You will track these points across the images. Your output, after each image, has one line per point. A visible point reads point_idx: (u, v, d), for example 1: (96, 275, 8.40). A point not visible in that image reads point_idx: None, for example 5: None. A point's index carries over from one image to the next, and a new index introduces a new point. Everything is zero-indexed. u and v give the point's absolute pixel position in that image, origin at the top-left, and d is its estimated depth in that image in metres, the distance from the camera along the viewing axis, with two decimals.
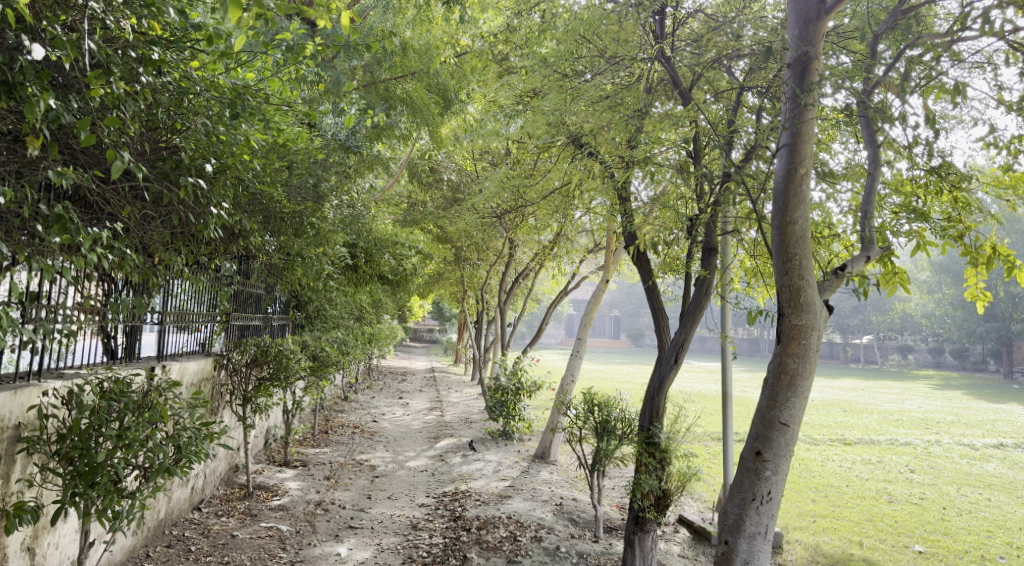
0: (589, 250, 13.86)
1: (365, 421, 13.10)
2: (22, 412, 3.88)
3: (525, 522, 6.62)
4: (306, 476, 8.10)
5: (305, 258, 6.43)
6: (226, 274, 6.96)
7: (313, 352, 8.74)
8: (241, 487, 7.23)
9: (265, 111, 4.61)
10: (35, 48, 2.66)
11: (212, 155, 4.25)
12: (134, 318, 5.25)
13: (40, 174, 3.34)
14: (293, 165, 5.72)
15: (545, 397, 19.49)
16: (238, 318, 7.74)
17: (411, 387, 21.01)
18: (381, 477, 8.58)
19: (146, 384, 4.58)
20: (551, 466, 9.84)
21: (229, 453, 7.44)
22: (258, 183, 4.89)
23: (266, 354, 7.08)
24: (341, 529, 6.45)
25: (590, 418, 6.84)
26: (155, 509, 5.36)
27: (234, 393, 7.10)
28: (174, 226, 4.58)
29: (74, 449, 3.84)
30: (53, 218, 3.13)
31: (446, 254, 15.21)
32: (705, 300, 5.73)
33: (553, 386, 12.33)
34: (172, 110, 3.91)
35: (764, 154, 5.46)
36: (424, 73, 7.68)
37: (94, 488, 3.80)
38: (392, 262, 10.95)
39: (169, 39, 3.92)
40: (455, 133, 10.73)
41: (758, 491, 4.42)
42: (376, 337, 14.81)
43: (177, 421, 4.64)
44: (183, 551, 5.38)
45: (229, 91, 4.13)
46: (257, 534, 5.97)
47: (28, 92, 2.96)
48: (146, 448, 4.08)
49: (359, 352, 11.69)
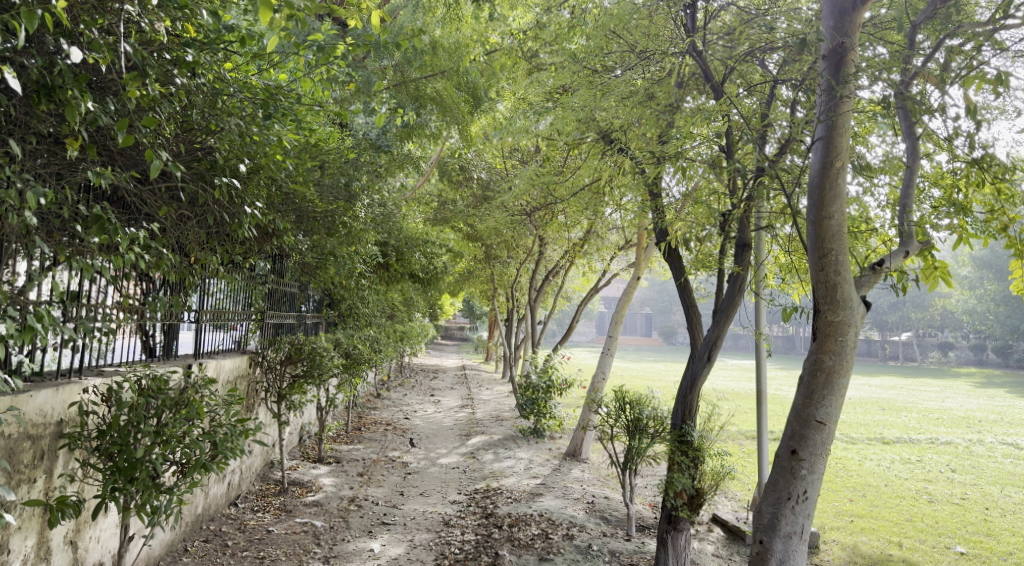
0: (620, 247, 13.72)
1: (397, 418, 13.20)
2: (63, 409, 3.98)
3: (556, 519, 6.60)
4: (340, 473, 8.17)
5: (338, 256, 6.40)
6: (262, 272, 7.03)
7: (346, 350, 8.76)
8: (276, 483, 7.33)
9: (296, 111, 4.69)
10: (72, 53, 2.79)
11: (246, 155, 4.36)
12: (171, 316, 5.32)
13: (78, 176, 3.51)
14: (325, 164, 5.71)
15: (577, 396, 19.39)
16: (272, 316, 7.82)
17: (443, 384, 21.19)
18: (413, 474, 8.64)
19: (184, 381, 4.63)
20: (583, 464, 9.78)
21: (264, 448, 7.56)
22: (291, 182, 4.94)
23: (300, 352, 7.17)
24: (374, 525, 6.50)
25: (622, 417, 6.76)
26: (192, 504, 5.45)
27: (269, 390, 7.19)
28: (210, 226, 4.65)
29: (113, 445, 3.92)
30: (92, 218, 3.35)
31: (477, 252, 15.30)
32: (739, 296, 5.61)
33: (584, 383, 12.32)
34: (207, 112, 4.04)
35: (798, 147, 5.36)
36: (454, 71, 7.77)
37: (134, 484, 3.88)
38: (423, 260, 11.00)
39: (204, 41, 4.02)
40: (485, 133, 10.74)
41: (794, 490, 4.36)
42: (408, 336, 14.92)
43: (214, 417, 4.68)
44: (220, 545, 5.47)
45: (262, 91, 4.33)
46: (292, 529, 6.04)
47: (67, 95, 3.21)
48: (183, 445, 4.13)
49: (390, 350, 11.67)
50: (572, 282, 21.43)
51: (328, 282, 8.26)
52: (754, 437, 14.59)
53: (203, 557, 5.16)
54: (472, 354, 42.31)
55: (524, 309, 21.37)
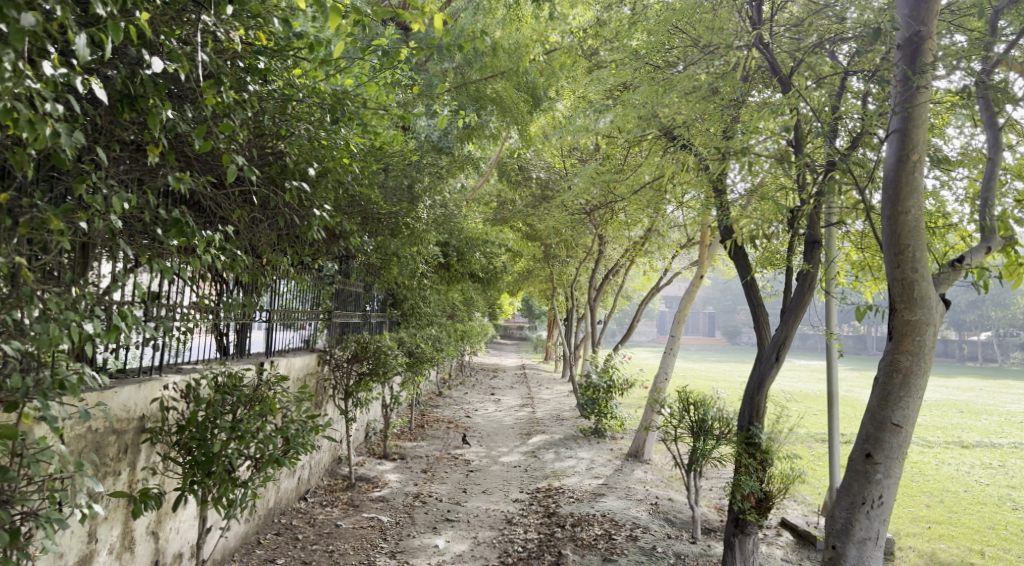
0: (682, 245, 13.51)
1: (459, 416, 13.37)
2: (145, 404, 4.16)
3: (620, 520, 6.58)
4: (404, 469, 8.32)
5: (401, 257, 6.50)
6: (328, 273, 7.21)
7: (409, 349, 8.90)
8: (344, 478, 7.51)
9: (362, 116, 4.79)
10: (153, 61, 3.06)
11: (314, 159, 4.49)
12: (244, 316, 5.51)
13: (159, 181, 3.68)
14: (390, 167, 5.82)
15: (637, 396, 19.22)
16: (339, 315, 8.01)
17: (504, 383, 21.37)
18: (476, 471, 8.72)
19: (257, 378, 4.77)
20: (646, 464, 9.68)
21: (331, 444, 7.76)
22: (357, 185, 5.06)
23: (366, 350, 7.28)
24: (438, 521, 6.59)
25: (686, 418, 6.68)
26: (266, 498, 5.63)
27: (337, 387, 7.38)
28: (281, 229, 4.78)
29: (192, 439, 4.04)
30: (171, 222, 3.60)
31: (535, 252, 15.38)
32: (808, 295, 5.48)
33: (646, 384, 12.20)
34: (277, 117, 4.17)
35: (871, 141, 5.19)
36: (514, 71, 7.91)
37: (211, 477, 4.01)
38: (483, 260, 11.19)
39: (274, 48, 4.15)
40: (544, 133, 10.79)
41: (869, 495, 4.22)
42: (469, 335, 15.10)
43: (286, 414, 4.82)
44: (291, 538, 5.64)
45: (329, 96, 4.44)
46: (359, 524, 6.18)
47: (149, 103, 3.40)
48: (258, 440, 4.28)
49: (452, 349, 11.81)
50: (634, 281, 21.20)
51: (391, 282, 8.41)
52: (822, 440, 14.15)
53: (276, 549, 5.34)
54: (531, 354, 42.38)
55: (582, 308, 21.27)
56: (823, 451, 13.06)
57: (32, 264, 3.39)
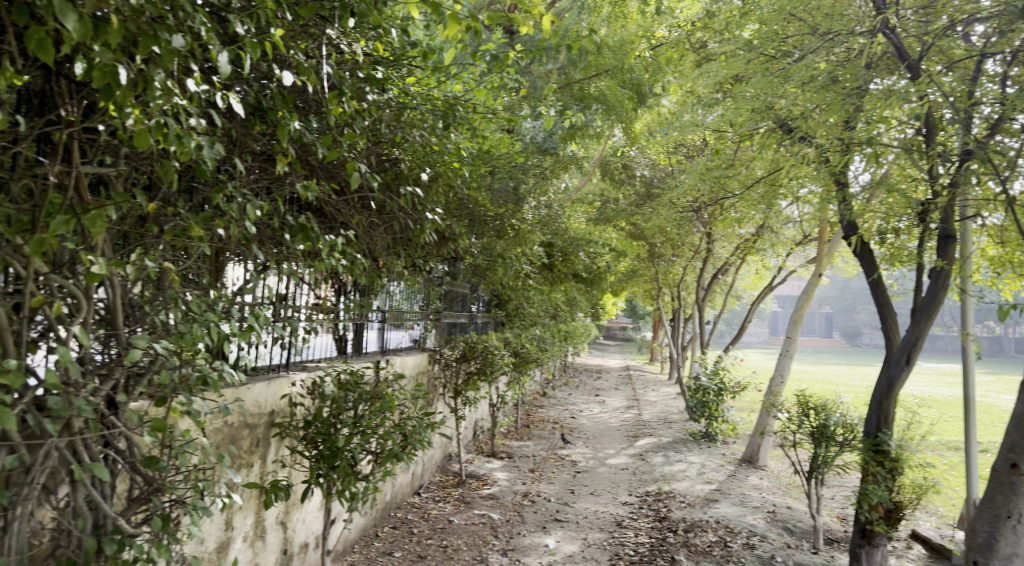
0: (798, 244, 12.83)
1: (564, 417, 13.45)
2: (275, 400, 4.38)
3: (735, 528, 6.42)
4: (513, 468, 8.40)
5: (507, 258, 6.55)
6: (438, 275, 7.40)
7: (515, 349, 8.92)
8: (456, 475, 7.68)
9: (472, 120, 4.91)
10: (284, 75, 3.18)
11: (427, 164, 4.65)
12: (361, 316, 5.74)
13: (287, 189, 3.90)
14: (498, 169, 5.92)
15: (747, 400, 18.64)
16: (446, 316, 8.12)
17: (607, 384, 21.39)
18: (583, 473, 8.69)
19: (376, 376, 4.96)
20: (761, 471, 9.32)
21: (443, 441, 7.96)
22: (467, 188, 5.18)
23: (473, 350, 7.42)
24: (548, 521, 6.60)
25: (806, 424, 6.40)
26: (384, 492, 5.83)
27: (447, 386, 7.58)
28: (395, 232, 4.96)
29: (318, 433, 4.26)
30: (299, 228, 3.96)
31: (639, 251, 15.30)
32: (941, 294, 5.19)
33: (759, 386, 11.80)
34: (393, 125, 4.35)
35: (1014, 126, 4.79)
36: (619, 69, 8.22)
37: (335, 470, 4.19)
38: (587, 259, 11.36)
39: (391, 58, 4.33)
40: (649, 130, 10.75)
41: (1015, 508, 3.89)
42: (573, 336, 15.21)
43: (403, 411, 4.98)
44: (407, 532, 5.81)
45: (441, 103, 4.58)
46: (471, 521, 6.27)
47: (278, 114, 3.64)
48: (378, 435, 4.47)
49: (556, 350, 11.83)
50: (743, 281, 20.47)
51: (495, 283, 8.53)
52: (954, 449, 13.14)
53: (393, 543, 5.52)
54: (635, 354, 42.24)
55: (689, 308, 20.79)
56: (956, 461, 12.12)
57: (175, 267, 3.71)
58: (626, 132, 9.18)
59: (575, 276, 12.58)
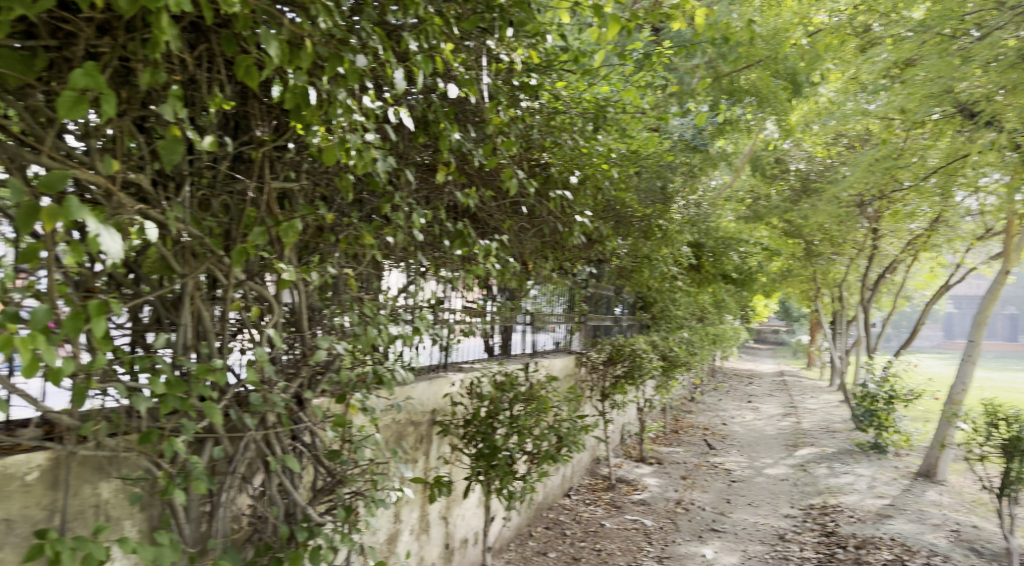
0: (979, 237, 12.04)
1: (716, 423, 13.22)
2: (436, 399, 4.58)
3: (913, 546, 6.03)
4: (663, 475, 8.29)
5: (653, 260, 6.44)
6: (582, 278, 7.44)
7: (664, 353, 8.98)
8: (605, 478, 7.68)
9: (621, 120, 5.03)
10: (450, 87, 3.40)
11: (577, 167, 4.76)
12: (509, 319, 5.87)
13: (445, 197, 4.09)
14: (645, 168, 5.99)
15: (919, 412, 17.50)
16: (591, 318, 8.15)
17: (761, 390, 21.08)
18: (738, 482, 8.39)
19: (529, 377, 5.05)
20: (941, 486, 8.63)
21: (590, 444, 7.97)
22: (615, 190, 5.19)
23: (621, 353, 7.45)
24: (705, 530, 6.43)
25: (995, 436, 6.27)
26: (538, 492, 5.93)
27: (594, 389, 7.67)
28: (545, 236, 5.08)
29: (478, 432, 4.41)
30: (456, 236, 4.35)
31: (795, 250, 14.92)
32: None
33: (939, 395, 11.14)
34: (544, 129, 4.51)
35: None
36: (773, 58, 7.88)
37: (495, 469, 4.34)
38: (737, 259, 11.08)
39: (543, 64, 4.52)
40: (815, 118, 10.95)
41: None
42: (721, 339, 15.16)
43: (558, 412, 5.03)
44: (561, 533, 5.86)
45: (592, 105, 4.72)
46: (623, 525, 6.23)
47: (440, 125, 3.94)
48: (534, 435, 4.56)
49: (703, 352, 12.11)
50: (917, 278, 18.85)
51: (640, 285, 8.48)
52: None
53: (547, 543, 5.60)
54: (791, 359, 40.77)
55: (852, 310, 19.71)
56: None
57: (350, 273, 4.04)
58: (783, 122, 9.58)
59: (725, 277, 12.40)
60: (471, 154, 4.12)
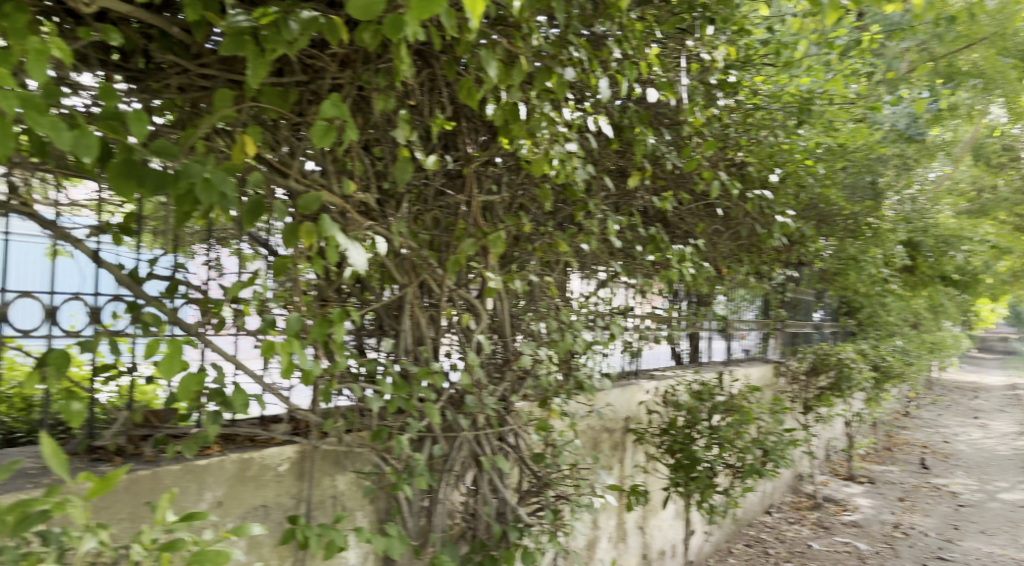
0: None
1: (936, 440, 13.48)
2: (633, 408, 5.03)
3: None
4: (877, 495, 9.06)
5: (863, 260, 7.76)
6: (781, 284, 8.32)
7: (876, 361, 9.67)
8: (810, 498, 8.78)
9: (820, 109, 5.28)
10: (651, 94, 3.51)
11: (777, 163, 4.96)
12: (695, 324, 5.94)
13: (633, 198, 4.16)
14: (841, 159, 6.19)
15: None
16: (790, 325, 9.27)
17: (991, 403, 20.08)
18: (967, 506, 8.77)
19: (725, 390, 5.42)
20: None
21: (791, 467, 9.02)
22: (812, 183, 5.53)
23: (826, 362, 8.56)
24: (927, 558, 6.88)
25: None
26: (732, 515, 6.79)
27: (796, 398, 8.76)
28: (741, 237, 5.34)
29: (677, 443, 4.82)
30: (649, 241, 4.48)
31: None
32: None
33: None
34: (741, 127, 4.72)
35: None
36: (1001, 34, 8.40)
37: (696, 480, 4.67)
38: (957, 260, 10.92)
39: (740, 61, 4.72)
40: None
41: None
42: (941, 348, 14.43)
43: (761, 425, 5.39)
44: (762, 552, 6.67)
45: (792, 99, 4.96)
46: (833, 548, 6.96)
47: (634, 131, 4.10)
48: (737, 447, 4.91)
49: (922, 362, 12.04)
50: None
51: (845, 288, 9.38)
52: None
53: (747, 560, 6.41)
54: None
55: None
56: None
57: (549, 279, 4.21)
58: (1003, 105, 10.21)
59: (941, 280, 12.08)
60: (666, 158, 4.24)
